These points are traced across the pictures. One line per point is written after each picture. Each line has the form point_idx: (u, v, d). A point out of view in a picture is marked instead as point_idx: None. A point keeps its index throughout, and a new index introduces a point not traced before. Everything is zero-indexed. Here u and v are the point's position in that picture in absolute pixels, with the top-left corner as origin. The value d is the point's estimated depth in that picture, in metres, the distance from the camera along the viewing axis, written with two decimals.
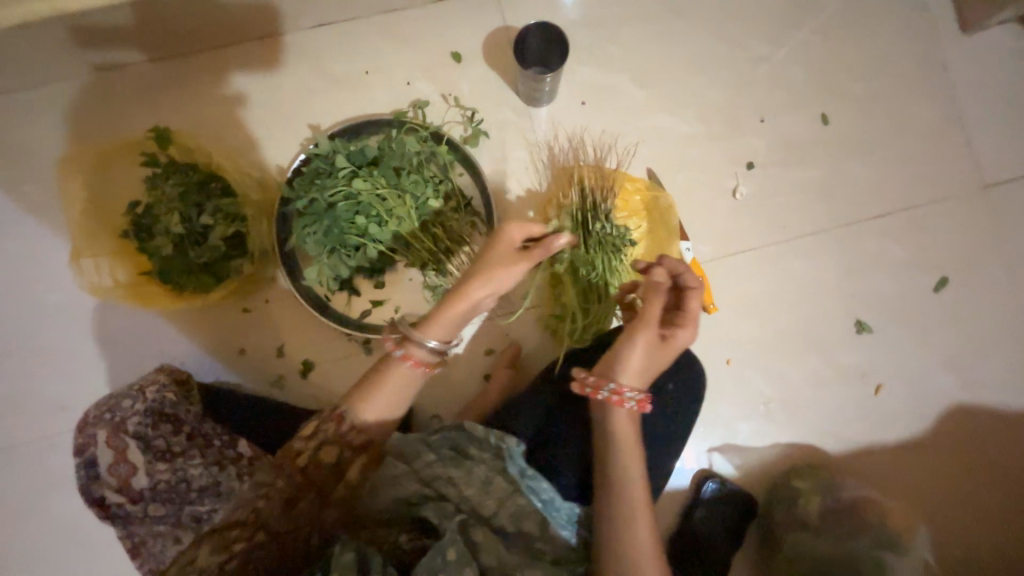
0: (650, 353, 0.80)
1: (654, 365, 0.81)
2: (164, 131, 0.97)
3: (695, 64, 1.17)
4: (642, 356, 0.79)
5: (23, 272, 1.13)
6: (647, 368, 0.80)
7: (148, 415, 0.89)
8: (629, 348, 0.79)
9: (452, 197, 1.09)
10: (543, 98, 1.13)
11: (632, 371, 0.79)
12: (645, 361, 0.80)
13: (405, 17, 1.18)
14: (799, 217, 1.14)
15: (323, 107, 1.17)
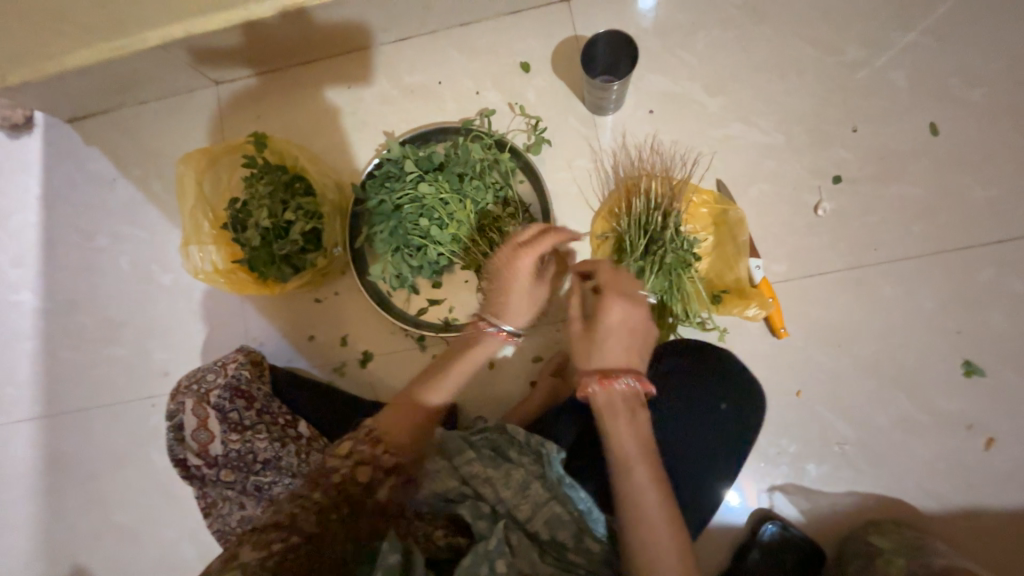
0: (602, 335, 0.80)
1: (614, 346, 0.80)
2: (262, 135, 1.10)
3: (777, 70, 1.09)
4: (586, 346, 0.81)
5: (145, 253, 1.33)
6: (601, 354, 0.80)
7: (226, 389, 0.98)
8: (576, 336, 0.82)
9: (511, 204, 1.11)
10: (609, 107, 1.11)
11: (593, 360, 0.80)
12: (597, 350, 0.80)
13: (478, 30, 1.23)
14: (894, 240, 1.02)
15: (397, 116, 1.25)
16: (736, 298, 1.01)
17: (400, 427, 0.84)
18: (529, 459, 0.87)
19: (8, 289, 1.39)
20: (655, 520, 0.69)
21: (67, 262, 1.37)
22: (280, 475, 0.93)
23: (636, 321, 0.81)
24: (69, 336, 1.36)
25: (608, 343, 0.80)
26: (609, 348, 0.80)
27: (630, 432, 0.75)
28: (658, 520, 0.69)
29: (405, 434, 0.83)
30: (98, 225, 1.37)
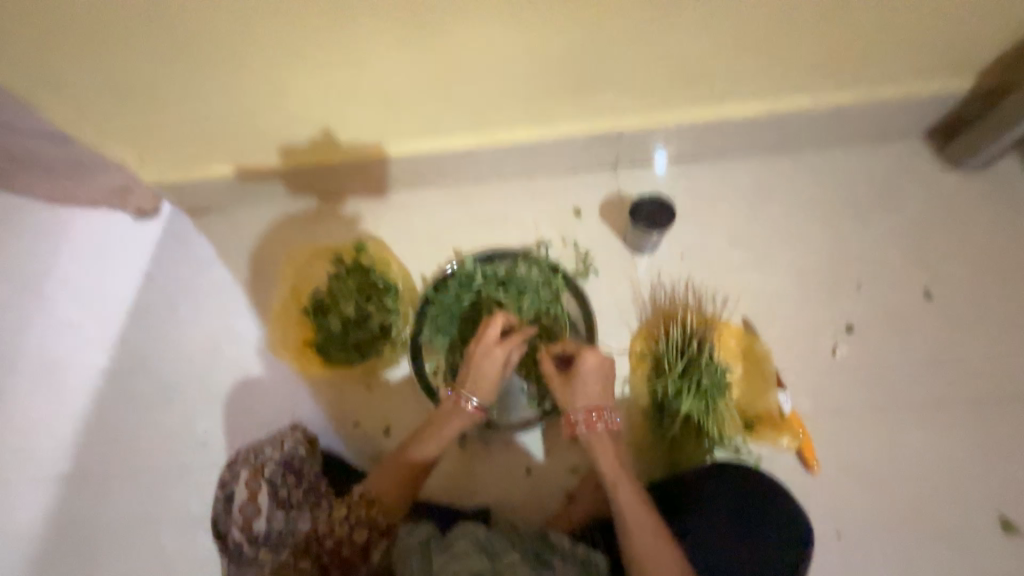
0: (583, 380, 1.01)
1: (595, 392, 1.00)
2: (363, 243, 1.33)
3: (786, 234, 1.33)
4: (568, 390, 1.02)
5: (219, 328, 1.47)
6: (581, 393, 1.00)
7: (279, 462, 1.04)
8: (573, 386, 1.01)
9: (561, 319, 1.25)
10: (647, 248, 1.33)
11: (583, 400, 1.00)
12: (578, 393, 1.00)
13: (541, 178, 1.51)
14: (900, 387, 1.14)
15: (466, 236, 1.48)
16: (763, 425, 1.10)
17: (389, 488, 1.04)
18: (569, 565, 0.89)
19: (84, 349, 1.51)
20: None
21: (146, 328, 1.51)
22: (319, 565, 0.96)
23: (609, 371, 1.02)
24: (125, 398, 1.43)
25: (581, 384, 1.00)
26: (588, 388, 1.00)
27: (628, 493, 0.91)
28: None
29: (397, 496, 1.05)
30: (183, 299, 1.53)
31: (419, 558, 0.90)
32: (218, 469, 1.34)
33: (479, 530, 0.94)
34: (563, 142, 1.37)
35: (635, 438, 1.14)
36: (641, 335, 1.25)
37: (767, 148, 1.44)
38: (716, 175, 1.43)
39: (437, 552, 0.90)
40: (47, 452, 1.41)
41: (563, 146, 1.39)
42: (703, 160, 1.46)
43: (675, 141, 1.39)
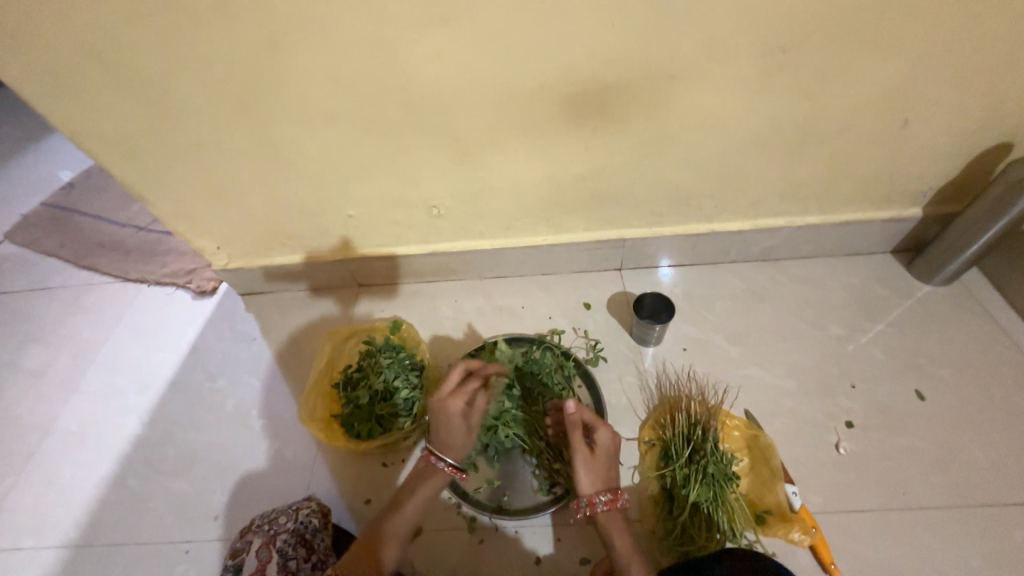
0: (602, 457, 1.10)
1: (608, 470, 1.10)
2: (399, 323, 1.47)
3: (780, 333, 1.46)
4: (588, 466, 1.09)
5: (251, 398, 1.57)
6: (600, 471, 1.09)
7: (293, 533, 1.04)
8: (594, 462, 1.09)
9: (574, 404, 1.34)
10: (652, 340, 1.46)
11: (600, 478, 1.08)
12: (596, 470, 1.09)
13: (555, 276, 1.72)
14: (917, 486, 1.13)
15: (487, 324, 1.64)
16: (776, 520, 1.09)
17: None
18: None
19: (122, 413, 1.61)
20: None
21: (183, 395, 1.62)
22: None
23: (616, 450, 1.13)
24: (147, 464, 1.48)
25: (597, 457, 1.10)
26: (603, 465, 1.10)
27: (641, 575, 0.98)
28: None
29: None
30: (222, 370, 1.66)
31: None
32: (217, 544, 1.31)
33: None
34: (575, 246, 1.60)
35: (645, 527, 1.16)
36: (649, 422, 1.31)
37: (756, 259, 1.65)
38: (711, 280, 1.62)
39: None
40: (57, 516, 1.42)
41: (575, 249, 1.62)
42: (699, 267, 1.66)
43: (671, 249, 1.62)
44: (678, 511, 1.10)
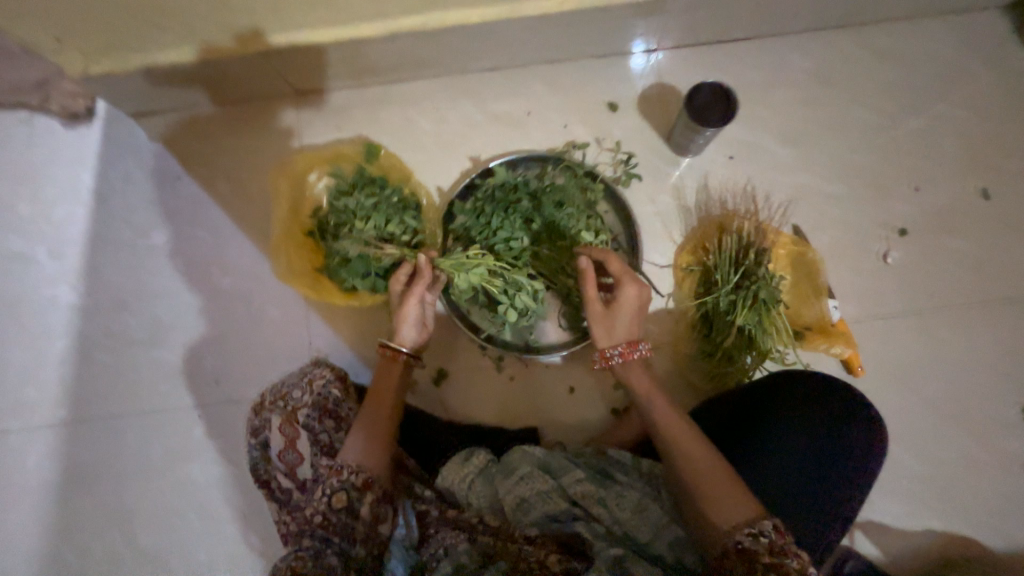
0: (624, 308, 0.91)
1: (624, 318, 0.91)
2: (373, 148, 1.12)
3: (845, 129, 1.20)
4: (601, 318, 0.91)
5: (205, 255, 1.29)
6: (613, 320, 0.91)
7: (313, 406, 0.95)
8: (611, 316, 0.91)
9: (604, 233, 1.13)
10: (693, 149, 1.18)
11: (619, 330, 0.90)
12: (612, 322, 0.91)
13: (565, 68, 1.29)
14: (958, 290, 1.10)
15: (483, 140, 1.28)
16: (815, 335, 1.06)
17: (373, 449, 0.86)
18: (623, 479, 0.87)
19: (44, 283, 1.30)
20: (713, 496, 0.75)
21: (115, 258, 1.31)
22: (334, 532, 0.81)
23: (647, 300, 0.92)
24: (107, 336, 1.27)
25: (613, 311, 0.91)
26: (620, 324, 0.90)
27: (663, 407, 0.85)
28: (720, 499, 0.75)
29: (388, 457, 0.88)
30: (153, 224, 1.32)
31: (478, 479, 0.91)
32: (226, 407, 1.22)
33: (534, 450, 0.92)
34: (598, 18, 1.15)
35: (677, 350, 1.15)
36: (687, 247, 1.16)
37: (830, 28, 1.25)
38: (771, 61, 1.25)
39: (497, 472, 0.91)
40: (23, 398, 1.25)
41: (596, 24, 1.17)
42: (756, 42, 1.26)
43: (725, 19, 1.19)
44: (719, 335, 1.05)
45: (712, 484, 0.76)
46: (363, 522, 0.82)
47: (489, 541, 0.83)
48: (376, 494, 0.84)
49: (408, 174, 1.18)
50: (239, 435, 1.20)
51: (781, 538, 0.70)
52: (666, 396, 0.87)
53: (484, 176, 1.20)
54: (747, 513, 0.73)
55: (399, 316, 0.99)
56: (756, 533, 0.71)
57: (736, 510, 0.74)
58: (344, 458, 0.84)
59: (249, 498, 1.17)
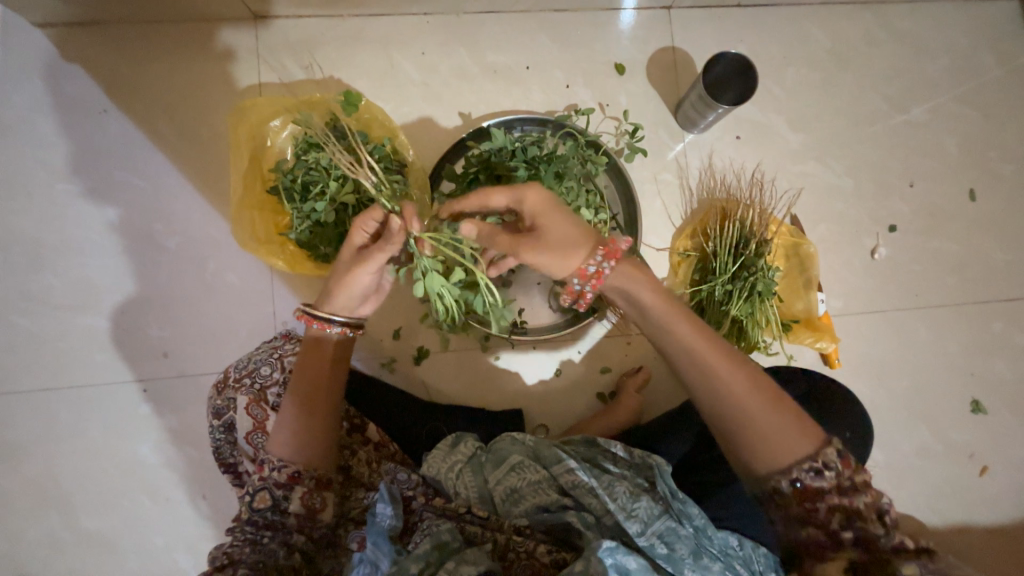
0: (540, 222, 0.76)
1: (556, 235, 0.75)
2: (354, 92, 0.92)
3: (852, 117, 1.16)
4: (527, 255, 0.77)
5: (145, 208, 1.11)
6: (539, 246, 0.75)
7: (281, 384, 0.86)
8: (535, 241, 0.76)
9: (605, 212, 1.05)
10: (702, 126, 1.11)
11: (558, 248, 0.75)
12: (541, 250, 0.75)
13: (571, 19, 1.16)
14: (932, 290, 1.14)
15: (477, 95, 1.14)
16: (802, 328, 1.07)
17: (299, 442, 0.79)
18: (617, 466, 0.87)
19: None
20: (765, 432, 0.65)
21: (29, 203, 1.10)
22: (275, 527, 0.78)
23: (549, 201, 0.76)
24: (26, 297, 1.09)
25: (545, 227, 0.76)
26: (549, 235, 0.75)
27: (678, 329, 0.70)
28: (775, 434, 0.64)
29: (321, 446, 0.80)
30: (76, 164, 1.11)
31: (465, 468, 0.87)
32: (179, 380, 1.09)
33: (524, 438, 0.89)
34: None
35: None
36: (686, 231, 1.10)
37: (851, 4, 1.18)
38: (790, 34, 1.17)
39: (486, 462, 0.88)
40: None
41: None
42: (776, 11, 1.17)
43: None
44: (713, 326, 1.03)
45: (758, 414, 0.65)
46: (294, 522, 0.77)
47: (478, 533, 0.80)
48: (306, 488, 0.78)
49: (394, 130, 1.03)
50: (195, 411, 1.09)
51: (847, 472, 0.63)
52: (680, 308, 0.71)
53: (477, 138, 1.07)
54: (809, 446, 0.64)
55: (344, 284, 0.80)
56: (821, 469, 0.63)
57: (793, 443, 0.64)
58: (269, 456, 0.79)
59: (210, 478, 1.09)
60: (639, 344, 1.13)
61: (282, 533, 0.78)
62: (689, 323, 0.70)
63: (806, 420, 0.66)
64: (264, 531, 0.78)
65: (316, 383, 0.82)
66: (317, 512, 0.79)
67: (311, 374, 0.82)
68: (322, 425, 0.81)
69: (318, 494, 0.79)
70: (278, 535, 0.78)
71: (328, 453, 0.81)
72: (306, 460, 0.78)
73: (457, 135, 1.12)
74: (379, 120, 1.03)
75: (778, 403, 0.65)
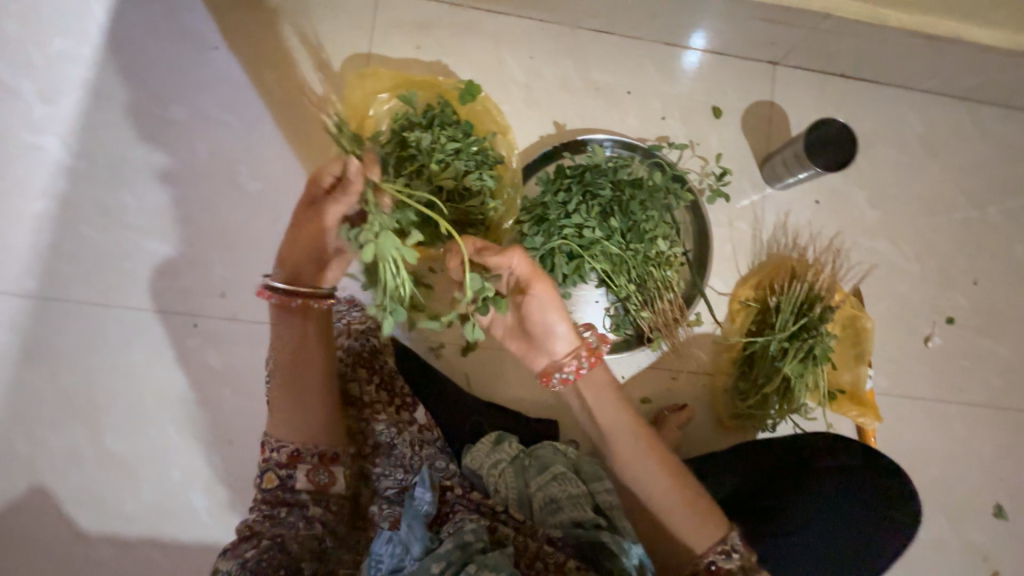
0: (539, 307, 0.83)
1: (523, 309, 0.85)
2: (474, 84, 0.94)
3: (930, 205, 1.18)
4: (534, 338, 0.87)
5: (233, 149, 1.12)
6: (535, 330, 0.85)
7: (348, 352, 0.94)
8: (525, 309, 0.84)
9: (678, 245, 1.07)
10: (786, 183, 1.13)
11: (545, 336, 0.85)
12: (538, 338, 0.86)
13: (680, 55, 1.18)
14: (976, 388, 1.15)
15: (574, 108, 1.16)
16: (847, 400, 1.08)
17: (299, 420, 0.82)
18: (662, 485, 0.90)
19: (31, 127, 1.10)
20: (680, 518, 0.78)
21: (125, 120, 1.12)
22: (287, 511, 0.77)
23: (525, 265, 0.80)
24: (100, 211, 1.10)
25: (534, 327, 0.85)
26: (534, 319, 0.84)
27: (615, 428, 0.84)
28: (687, 519, 0.78)
29: (319, 425, 0.83)
30: (177, 94, 1.13)
31: (508, 468, 0.87)
32: (230, 323, 1.10)
33: (566, 450, 0.90)
34: (744, 10, 1.03)
35: (713, 380, 1.14)
36: (750, 281, 1.13)
37: (948, 96, 1.21)
38: (885, 113, 1.20)
39: (529, 466, 0.89)
40: None
41: (735, 16, 1.06)
42: (875, 88, 1.20)
43: (856, 55, 1.12)
44: (765, 381, 1.04)
45: (669, 500, 0.79)
46: (305, 497, 0.79)
47: (510, 534, 0.80)
48: (310, 464, 0.81)
49: (502, 126, 1.05)
50: (241, 356, 1.10)
51: (745, 556, 0.75)
52: (613, 409, 0.85)
53: (574, 150, 1.10)
54: (713, 530, 0.77)
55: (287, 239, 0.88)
56: (729, 550, 0.75)
57: (703, 527, 0.77)
58: (269, 441, 0.81)
59: (239, 426, 1.09)
60: (684, 382, 1.14)
61: (300, 508, 0.78)
62: (623, 426, 0.84)
63: (706, 507, 0.79)
64: (280, 510, 0.77)
65: (301, 360, 0.84)
66: (321, 492, 0.81)
67: (296, 351, 0.84)
68: (317, 403, 0.83)
69: (325, 469, 0.81)
70: (292, 515, 0.77)
71: (325, 426, 0.84)
72: (311, 434, 0.82)
73: (549, 142, 1.14)
74: (490, 114, 1.05)
75: (682, 489, 0.79)
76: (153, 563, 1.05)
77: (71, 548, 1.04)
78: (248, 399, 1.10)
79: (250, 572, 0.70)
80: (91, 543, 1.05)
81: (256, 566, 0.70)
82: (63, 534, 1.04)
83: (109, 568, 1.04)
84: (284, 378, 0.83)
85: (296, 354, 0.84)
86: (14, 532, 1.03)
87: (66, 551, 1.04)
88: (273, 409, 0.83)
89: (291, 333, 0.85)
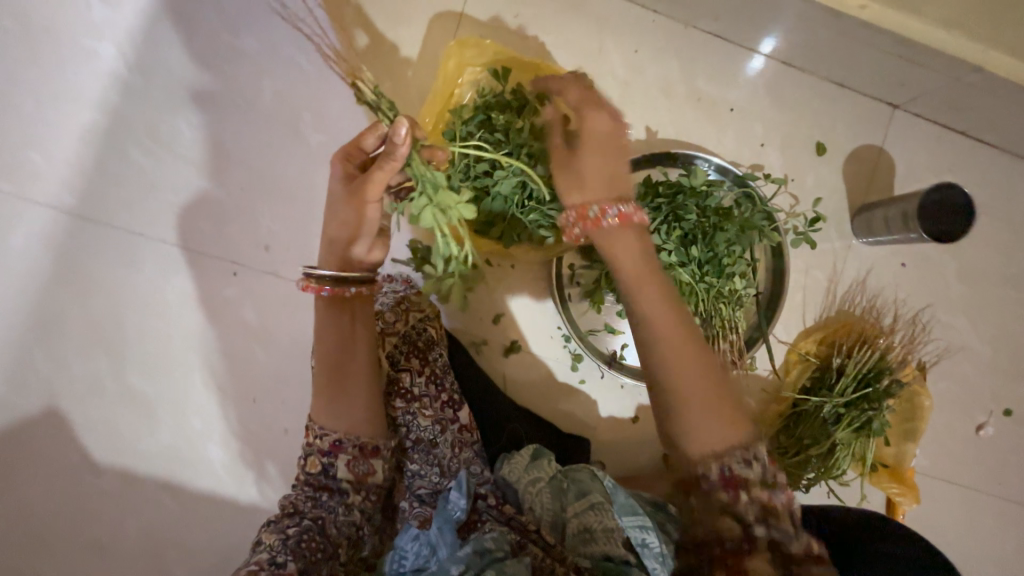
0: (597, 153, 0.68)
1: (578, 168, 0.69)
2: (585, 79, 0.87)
3: (1019, 289, 1.11)
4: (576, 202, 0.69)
5: (300, 94, 1.04)
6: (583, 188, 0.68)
7: (403, 340, 0.89)
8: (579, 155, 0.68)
9: (753, 286, 1.01)
10: (877, 239, 1.05)
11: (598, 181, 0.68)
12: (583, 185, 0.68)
13: (795, 79, 1.08)
14: (1015, 484, 1.12)
15: (670, 116, 1.06)
16: (886, 474, 1.05)
17: (342, 409, 0.75)
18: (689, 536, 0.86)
19: (87, 29, 1.01)
20: (695, 402, 0.61)
21: (189, 41, 1.03)
22: (329, 496, 0.74)
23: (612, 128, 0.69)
24: (151, 135, 1.03)
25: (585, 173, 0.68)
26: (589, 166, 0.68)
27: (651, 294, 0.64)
28: (702, 407, 0.61)
29: (361, 414, 0.76)
30: (247, 21, 1.03)
31: (544, 488, 0.86)
32: (271, 279, 1.05)
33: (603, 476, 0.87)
34: (885, 47, 0.93)
35: None
36: (814, 335, 1.08)
37: None
38: (996, 182, 1.11)
39: (566, 489, 0.86)
40: (27, 162, 1.01)
41: (871, 52, 0.95)
42: (994, 154, 1.11)
43: (988, 117, 1.02)
44: (812, 442, 1.00)
45: (693, 386, 0.61)
46: (347, 486, 0.75)
47: (538, 555, 0.78)
48: (352, 454, 0.75)
49: None
50: (277, 315, 1.06)
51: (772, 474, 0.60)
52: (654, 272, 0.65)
53: (667, 164, 1.02)
54: (738, 435, 0.60)
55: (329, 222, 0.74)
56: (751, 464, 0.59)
57: (721, 429, 0.60)
58: (312, 426, 0.75)
59: (266, 385, 1.06)
60: None
61: (341, 494, 0.75)
62: (665, 293, 0.64)
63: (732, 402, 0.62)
64: (322, 493, 0.74)
65: (346, 344, 0.76)
66: (362, 484, 0.76)
67: (340, 333, 0.76)
68: (362, 390, 0.76)
69: (366, 460, 0.76)
70: (332, 501, 0.74)
71: (365, 416, 0.76)
72: (353, 424, 0.75)
73: (637, 148, 1.06)
74: None
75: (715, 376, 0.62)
76: (160, 503, 1.05)
77: (81, 475, 1.03)
78: (278, 360, 1.06)
79: (291, 552, 0.68)
80: (102, 475, 1.04)
81: (297, 545, 0.69)
82: (75, 460, 1.03)
83: (117, 501, 1.04)
84: (324, 364, 0.76)
85: (338, 339, 0.75)
86: (26, 450, 1.02)
87: (76, 477, 1.03)
88: (316, 395, 0.76)
89: (330, 321, 0.76)
